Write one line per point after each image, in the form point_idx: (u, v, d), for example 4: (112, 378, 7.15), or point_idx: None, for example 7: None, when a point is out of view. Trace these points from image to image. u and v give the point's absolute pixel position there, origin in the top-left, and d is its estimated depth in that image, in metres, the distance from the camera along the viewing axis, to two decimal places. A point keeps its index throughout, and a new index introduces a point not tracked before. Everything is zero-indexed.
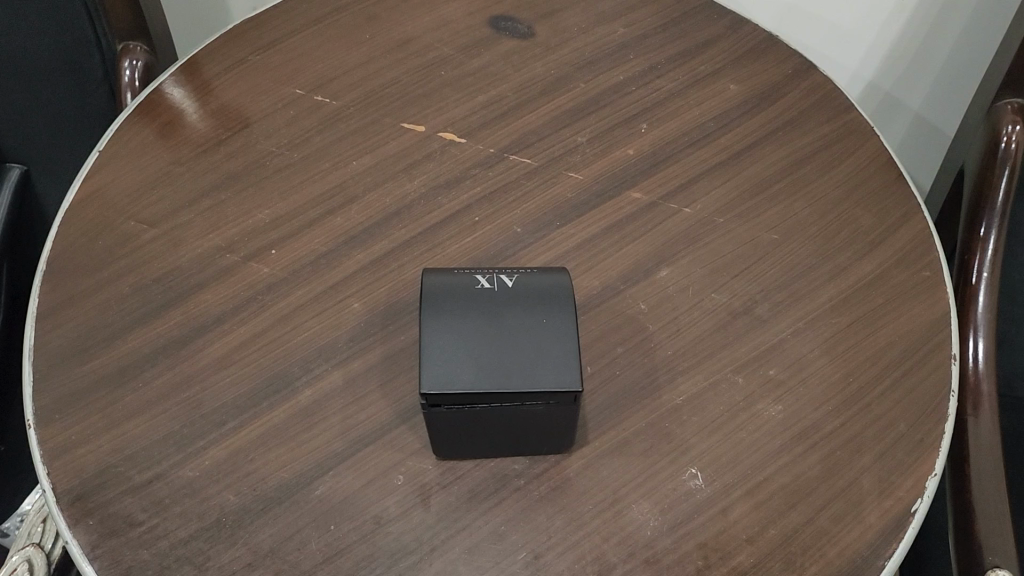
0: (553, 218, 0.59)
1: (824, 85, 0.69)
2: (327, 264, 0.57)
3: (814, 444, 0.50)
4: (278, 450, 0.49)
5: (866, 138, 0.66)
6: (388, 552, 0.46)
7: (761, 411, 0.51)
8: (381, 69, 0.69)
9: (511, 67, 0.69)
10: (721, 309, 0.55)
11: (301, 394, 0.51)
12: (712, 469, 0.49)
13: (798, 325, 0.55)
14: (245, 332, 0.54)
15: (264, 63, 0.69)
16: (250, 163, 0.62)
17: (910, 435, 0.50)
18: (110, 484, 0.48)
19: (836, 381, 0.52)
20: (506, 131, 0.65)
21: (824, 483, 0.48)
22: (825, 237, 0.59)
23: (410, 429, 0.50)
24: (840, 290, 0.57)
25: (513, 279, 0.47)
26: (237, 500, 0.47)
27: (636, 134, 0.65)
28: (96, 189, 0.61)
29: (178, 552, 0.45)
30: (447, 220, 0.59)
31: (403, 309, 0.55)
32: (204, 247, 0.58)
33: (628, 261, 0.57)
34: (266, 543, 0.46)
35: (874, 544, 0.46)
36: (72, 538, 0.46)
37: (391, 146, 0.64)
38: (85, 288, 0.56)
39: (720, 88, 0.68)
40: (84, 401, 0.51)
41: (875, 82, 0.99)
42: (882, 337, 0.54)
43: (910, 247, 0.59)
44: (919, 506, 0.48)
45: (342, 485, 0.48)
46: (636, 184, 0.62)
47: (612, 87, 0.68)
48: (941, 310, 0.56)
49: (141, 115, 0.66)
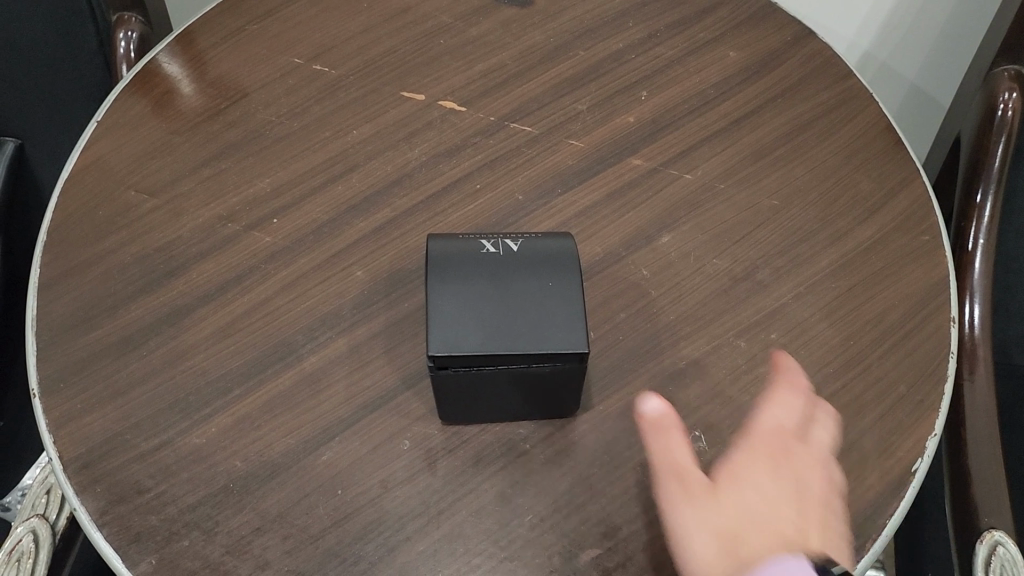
0: (555, 185, 0.59)
1: (823, 50, 0.69)
2: (329, 233, 0.57)
3: (815, 406, 0.50)
4: (283, 417, 0.49)
5: (865, 104, 0.65)
6: (395, 516, 0.46)
7: (763, 373, 0.52)
8: (378, 40, 0.68)
9: (511, 35, 0.69)
10: (723, 275, 0.56)
11: (305, 361, 0.52)
12: (715, 431, 0.49)
13: (798, 289, 0.55)
14: (249, 300, 0.54)
15: (261, 33, 0.69)
16: (249, 133, 0.62)
17: (909, 397, 0.51)
18: (116, 452, 0.48)
19: (836, 345, 0.53)
20: (507, 99, 0.64)
21: (830, 444, 0.49)
22: (826, 202, 0.59)
23: (416, 395, 0.51)
24: (841, 254, 0.57)
25: (518, 244, 0.48)
26: (244, 466, 0.48)
27: (636, 102, 0.65)
28: (94, 159, 0.60)
29: (186, 517, 0.46)
30: (449, 188, 0.59)
31: (407, 277, 0.55)
32: (205, 217, 0.58)
33: (631, 227, 0.58)
34: (274, 508, 0.46)
35: (874, 503, 0.47)
36: (80, 506, 0.46)
37: (392, 115, 0.63)
38: (87, 259, 0.55)
39: (721, 56, 0.68)
40: (87, 371, 0.51)
41: (872, 54, 0.98)
42: (883, 301, 0.55)
43: (911, 211, 0.59)
44: (920, 465, 0.48)
45: (349, 450, 0.48)
46: (637, 152, 0.62)
47: (612, 55, 0.68)
48: (941, 274, 0.56)
49: (136, 87, 0.65)
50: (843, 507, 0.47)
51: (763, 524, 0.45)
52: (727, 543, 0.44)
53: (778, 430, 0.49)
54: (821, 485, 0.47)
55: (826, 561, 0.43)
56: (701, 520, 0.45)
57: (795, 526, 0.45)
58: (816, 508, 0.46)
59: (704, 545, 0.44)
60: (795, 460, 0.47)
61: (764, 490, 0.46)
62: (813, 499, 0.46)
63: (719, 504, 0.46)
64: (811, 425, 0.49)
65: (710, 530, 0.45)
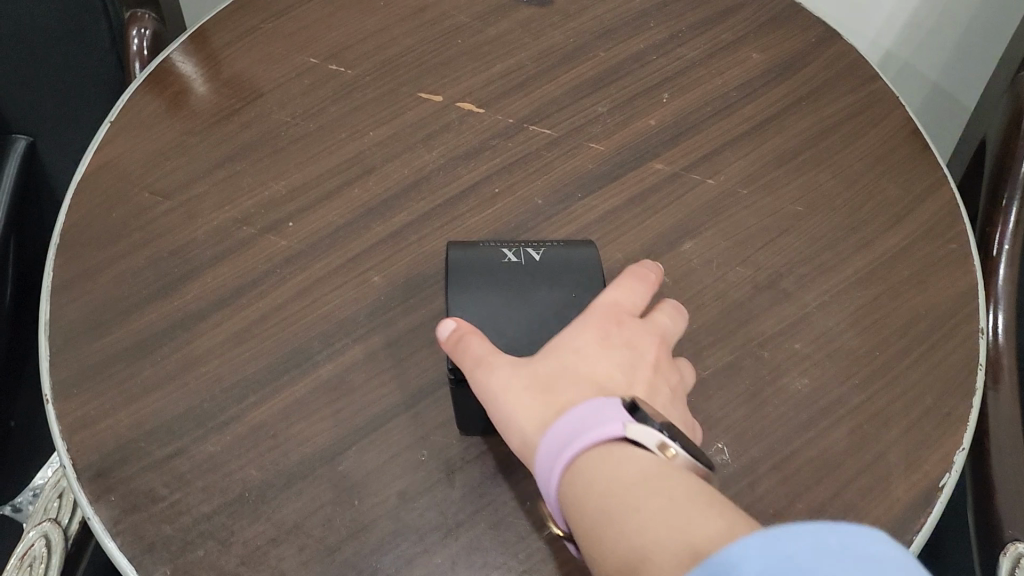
0: (575, 190, 0.58)
1: (848, 52, 0.68)
2: (345, 237, 0.56)
3: (840, 418, 0.49)
4: (300, 425, 0.49)
5: (891, 107, 0.64)
6: (413, 528, 0.46)
7: (787, 384, 0.51)
8: (394, 39, 0.67)
9: (530, 35, 0.68)
10: (746, 283, 0.55)
11: (321, 368, 0.51)
12: (738, 443, 0.48)
13: (823, 298, 0.54)
14: (264, 305, 0.53)
15: (277, 31, 0.68)
16: (264, 134, 0.61)
17: (936, 410, 0.50)
18: (131, 459, 0.47)
19: (862, 355, 0.52)
20: (526, 101, 0.63)
21: (666, 327, 0.46)
22: (851, 208, 0.58)
23: (434, 404, 0.50)
24: (866, 262, 0.56)
25: (539, 253, 0.49)
26: (260, 475, 0.47)
27: (657, 104, 0.64)
28: (108, 160, 0.60)
29: (201, 527, 0.45)
30: (467, 192, 0.58)
31: (424, 282, 0.54)
32: (220, 220, 0.57)
33: (652, 233, 0.57)
34: (291, 518, 0.46)
35: (901, 518, 0.46)
36: (94, 514, 0.46)
37: (409, 116, 0.63)
38: (100, 262, 0.55)
39: (743, 57, 0.67)
40: (101, 376, 0.50)
41: (894, 52, 0.97)
42: (909, 311, 0.54)
43: (937, 218, 0.58)
44: (947, 480, 0.47)
45: (366, 459, 0.48)
46: (658, 155, 0.61)
47: (633, 56, 0.67)
48: (969, 283, 0.55)
49: (151, 86, 0.64)
50: (677, 391, 0.44)
51: (576, 374, 0.41)
52: (562, 385, 0.41)
53: (626, 301, 0.45)
54: (655, 354, 0.44)
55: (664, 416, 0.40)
56: (515, 384, 0.41)
57: (627, 383, 0.42)
58: (647, 373, 0.43)
59: (520, 401, 0.41)
60: (620, 327, 0.43)
61: (588, 357, 0.42)
62: (645, 367, 0.43)
63: (537, 366, 0.42)
64: (656, 315, 0.46)
65: (525, 374, 0.41)
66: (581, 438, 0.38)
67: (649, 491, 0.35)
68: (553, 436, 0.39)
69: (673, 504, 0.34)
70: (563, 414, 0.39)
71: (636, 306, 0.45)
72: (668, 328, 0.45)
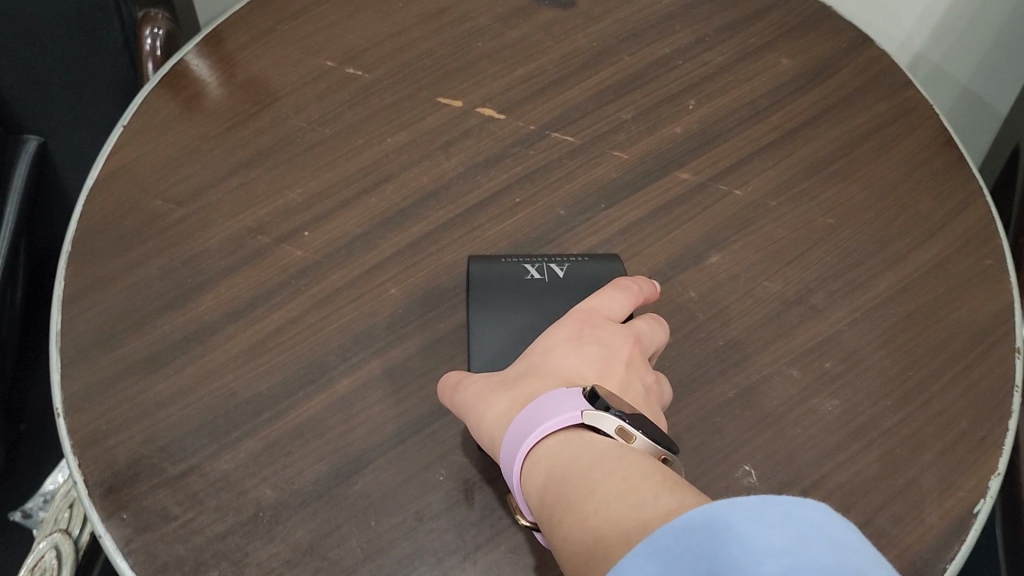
0: (598, 200, 0.57)
1: (880, 58, 0.66)
2: (362, 247, 0.55)
3: (871, 441, 0.48)
4: (315, 444, 0.47)
5: (923, 116, 0.62)
6: (430, 551, 0.44)
7: (817, 405, 0.49)
8: (413, 42, 0.66)
9: (552, 39, 0.66)
10: (774, 298, 0.53)
11: (337, 384, 0.50)
12: (767, 466, 0.47)
13: (854, 315, 0.52)
14: (280, 317, 0.52)
15: (293, 33, 0.66)
16: (280, 140, 0.60)
17: (972, 433, 0.48)
18: (143, 476, 0.46)
19: (894, 375, 0.50)
20: (548, 107, 0.62)
21: (647, 334, 0.46)
22: (882, 221, 0.57)
23: (454, 422, 0.48)
24: (898, 277, 0.54)
25: (563, 269, 0.49)
26: (274, 494, 0.46)
27: (682, 111, 0.62)
28: (121, 165, 0.58)
29: (214, 547, 0.44)
30: (487, 201, 0.57)
31: (444, 296, 0.53)
32: (234, 228, 0.56)
33: (677, 246, 0.55)
34: (305, 540, 0.44)
35: (935, 545, 0.44)
36: (105, 533, 0.44)
37: (428, 122, 0.61)
38: (113, 270, 0.54)
39: (772, 63, 0.65)
40: (113, 390, 0.49)
41: (923, 54, 0.94)
42: (943, 329, 0.52)
43: (971, 233, 0.56)
44: (982, 506, 0.46)
45: (383, 479, 0.46)
46: (683, 164, 0.59)
47: (658, 60, 0.65)
48: (1005, 300, 0.53)
49: (165, 89, 0.63)
50: (653, 389, 0.45)
51: (544, 373, 0.43)
52: (528, 384, 0.43)
53: (603, 307, 0.46)
54: (629, 352, 0.45)
55: (627, 408, 0.41)
56: (486, 387, 0.44)
57: (595, 378, 0.43)
58: (616, 370, 0.44)
59: (490, 400, 0.43)
60: (593, 330, 0.45)
61: (559, 353, 0.44)
62: (616, 363, 0.44)
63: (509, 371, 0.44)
64: (636, 320, 0.47)
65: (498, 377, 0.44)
66: (540, 428, 0.40)
67: (602, 471, 0.37)
68: (516, 428, 0.41)
69: (625, 482, 0.36)
70: (526, 407, 0.41)
71: (616, 312, 0.47)
72: (650, 334, 0.47)
